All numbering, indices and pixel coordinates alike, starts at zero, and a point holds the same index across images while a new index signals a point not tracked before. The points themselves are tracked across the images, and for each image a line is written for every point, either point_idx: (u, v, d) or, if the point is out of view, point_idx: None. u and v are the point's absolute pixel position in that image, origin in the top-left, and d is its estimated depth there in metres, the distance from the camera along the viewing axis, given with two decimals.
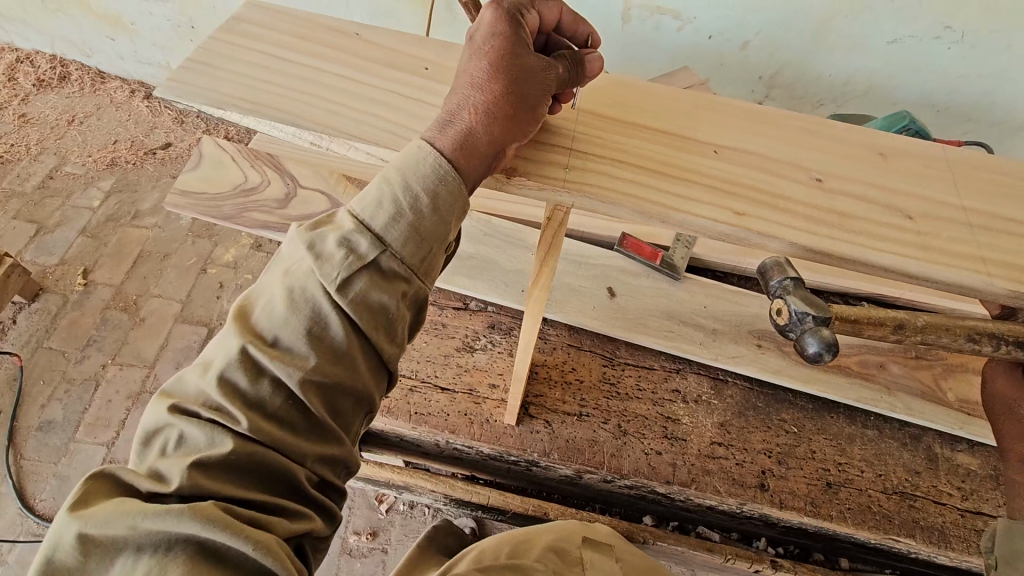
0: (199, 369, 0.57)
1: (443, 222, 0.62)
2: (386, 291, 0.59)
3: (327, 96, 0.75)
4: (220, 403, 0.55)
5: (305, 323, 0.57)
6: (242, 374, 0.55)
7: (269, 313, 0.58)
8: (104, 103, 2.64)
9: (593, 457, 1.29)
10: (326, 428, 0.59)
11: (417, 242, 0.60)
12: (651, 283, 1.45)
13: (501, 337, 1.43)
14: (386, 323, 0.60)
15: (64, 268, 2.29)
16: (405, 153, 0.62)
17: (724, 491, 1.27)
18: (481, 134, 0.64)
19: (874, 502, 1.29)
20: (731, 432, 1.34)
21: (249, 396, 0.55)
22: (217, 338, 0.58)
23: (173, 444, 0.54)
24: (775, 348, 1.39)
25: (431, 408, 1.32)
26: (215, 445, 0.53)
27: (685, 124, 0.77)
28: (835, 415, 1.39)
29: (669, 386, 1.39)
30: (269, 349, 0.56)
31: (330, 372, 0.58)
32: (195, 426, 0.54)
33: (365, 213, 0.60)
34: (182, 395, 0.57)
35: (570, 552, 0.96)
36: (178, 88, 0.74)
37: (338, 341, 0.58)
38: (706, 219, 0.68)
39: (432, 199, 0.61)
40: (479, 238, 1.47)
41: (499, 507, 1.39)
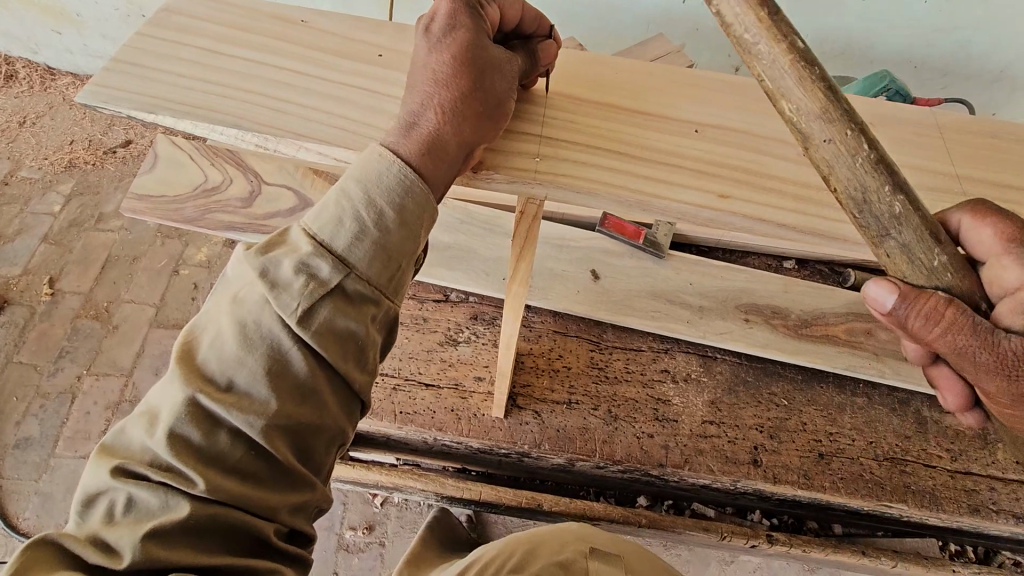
0: (145, 422, 0.54)
1: (408, 238, 0.59)
2: (353, 317, 0.57)
3: (271, 92, 0.69)
4: (169, 464, 0.52)
5: (264, 360, 0.54)
6: (194, 428, 0.52)
7: (220, 352, 0.54)
8: (56, 101, 2.49)
9: (585, 445, 1.27)
10: (293, 472, 0.57)
11: (383, 262, 0.58)
12: (635, 262, 1.41)
13: (484, 327, 1.39)
14: (355, 349, 0.58)
15: (29, 278, 2.20)
16: (363, 165, 0.58)
17: (717, 470, 1.26)
18: (445, 139, 0.61)
19: (866, 469, 1.29)
20: (722, 409, 1.33)
21: (204, 450, 0.52)
22: (161, 385, 0.54)
23: (121, 508, 0.51)
24: (763, 322, 1.37)
25: (417, 406, 1.28)
26: (169, 510, 0.51)
27: (662, 102, 0.72)
28: (825, 385, 1.38)
29: (658, 366, 1.37)
30: (224, 395, 0.53)
31: (296, 411, 0.55)
32: (147, 490, 0.51)
33: (324, 234, 0.57)
34: (127, 451, 0.53)
35: (576, 563, 0.91)
36: (105, 93, 0.68)
37: (302, 377, 0.55)
38: (688, 204, 0.65)
39: (399, 213, 0.58)
40: (455, 226, 1.41)
41: (491, 501, 1.37)
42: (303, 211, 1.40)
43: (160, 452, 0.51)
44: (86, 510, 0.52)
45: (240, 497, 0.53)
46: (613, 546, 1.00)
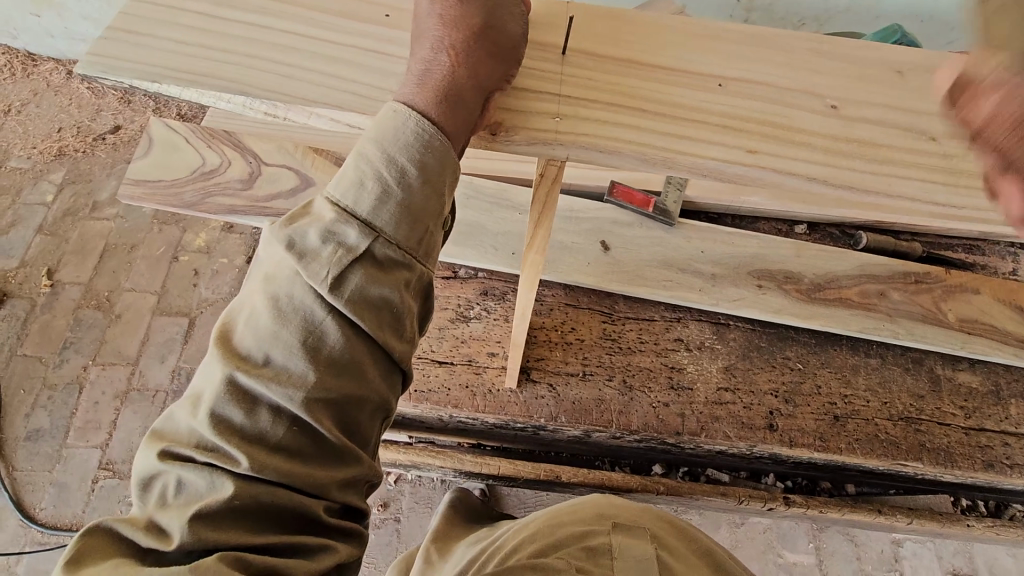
0: (190, 405, 0.53)
1: (434, 197, 0.57)
2: (386, 283, 0.55)
3: (278, 58, 0.66)
4: (214, 444, 0.51)
5: (299, 334, 0.52)
6: (235, 408, 0.51)
7: (253, 329, 0.53)
8: (40, 89, 2.43)
9: (602, 416, 1.27)
10: (339, 448, 0.56)
11: (410, 223, 0.56)
12: (645, 232, 1.40)
13: (495, 303, 1.38)
14: (391, 317, 0.56)
15: (26, 270, 2.17)
16: (379, 124, 0.56)
17: (734, 436, 1.27)
18: (459, 88, 0.59)
19: (881, 430, 1.29)
20: (736, 375, 1.33)
21: (247, 430, 0.52)
22: (202, 368, 0.54)
23: (172, 493, 0.51)
24: (776, 287, 1.36)
25: (431, 384, 1.28)
26: (216, 491, 0.51)
27: (683, 55, 0.69)
28: (838, 348, 1.38)
29: (671, 335, 1.37)
30: (261, 372, 0.52)
31: (336, 384, 0.53)
32: (193, 472, 0.51)
33: (347, 200, 0.55)
34: (176, 436, 0.53)
35: (596, 541, 0.89)
36: (105, 63, 0.65)
37: (339, 349, 0.53)
38: (713, 160, 0.64)
39: (421, 170, 0.56)
40: (461, 200, 1.38)
41: (509, 476, 1.37)
42: (305, 190, 1.37)
43: (206, 432, 0.51)
44: (140, 494, 0.53)
45: (287, 474, 0.53)
46: (637, 518, 0.99)
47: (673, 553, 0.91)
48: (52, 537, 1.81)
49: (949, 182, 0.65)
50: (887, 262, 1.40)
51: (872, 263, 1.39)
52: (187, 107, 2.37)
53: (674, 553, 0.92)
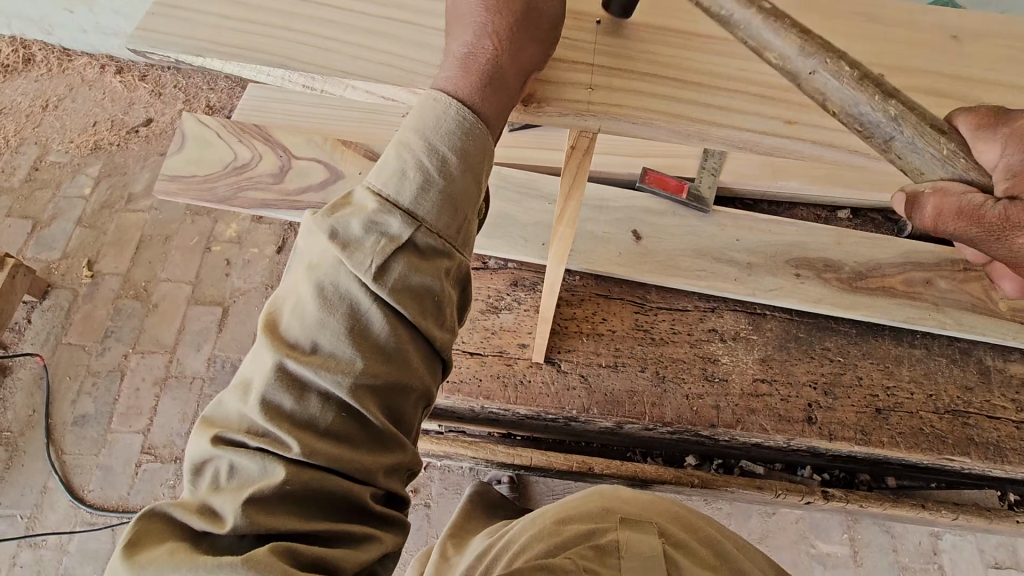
0: (240, 392, 0.54)
1: (473, 184, 0.57)
2: (427, 271, 0.55)
3: (315, 30, 0.66)
4: (265, 430, 0.52)
5: (345, 322, 0.52)
6: (285, 394, 0.52)
7: (299, 318, 0.53)
8: (75, 84, 2.49)
9: (634, 408, 1.25)
10: (384, 435, 0.56)
11: (451, 212, 0.56)
12: (678, 220, 1.37)
13: (525, 294, 1.37)
14: (432, 305, 0.56)
15: (68, 261, 2.24)
16: (419, 113, 0.55)
17: (771, 428, 1.24)
18: (500, 72, 0.57)
19: (926, 423, 1.25)
20: (773, 367, 1.30)
21: (297, 416, 0.52)
22: (251, 355, 0.54)
23: (224, 476, 0.52)
24: (815, 277, 1.33)
25: (463, 375, 1.27)
26: (268, 475, 0.51)
27: (720, 22, 0.66)
28: (880, 338, 1.33)
29: (705, 326, 1.34)
30: (309, 358, 0.52)
31: (382, 371, 0.53)
32: (246, 457, 0.51)
33: (388, 190, 0.54)
34: (226, 420, 0.54)
35: (604, 540, 0.88)
36: (150, 36, 0.65)
37: (384, 337, 0.53)
38: (754, 132, 0.61)
39: (461, 158, 0.55)
40: (491, 189, 1.37)
41: (541, 467, 1.36)
42: (335, 183, 1.37)
43: (257, 417, 0.52)
44: (193, 481, 0.53)
45: (335, 459, 0.53)
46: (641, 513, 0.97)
47: (683, 549, 0.90)
48: (100, 518, 1.88)
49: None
50: (933, 249, 1.36)
51: (916, 250, 1.36)
52: (217, 98, 2.41)
53: (686, 548, 0.90)
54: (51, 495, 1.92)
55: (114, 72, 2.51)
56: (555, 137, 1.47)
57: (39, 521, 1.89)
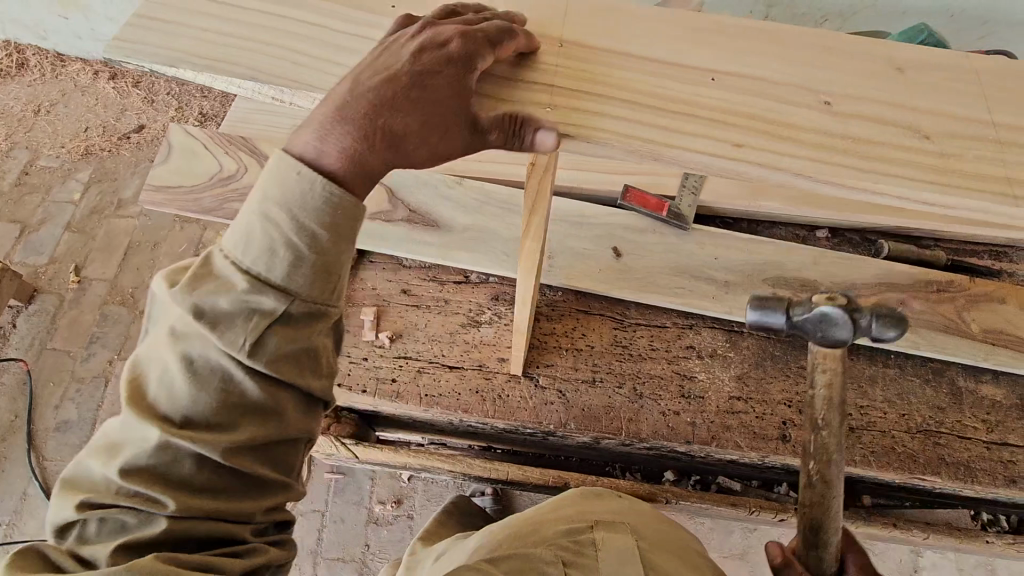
0: (137, 392, 0.59)
1: (342, 253, 0.59)
2: (289, 337, 0.58)
3: (290, 44, 0.68)
4: (155, 437, 0.57)
5: (218, 361, 0.57)
6: (170, 409, 0.57)
7: (179, 347, 0.57)
8: (68, 89, 2.49)
9: (611, 424, 1.26)
10: (253, 453, 0.61)
11: (320, 274, 0.58)
12: (658, 237, 1.39)
13: (506, 308, 1.38)
14: (298, 357, 0.60)
15: (56, 266, 2.24)
16: (287, 184, 0.57)
17: (746, 446, 1.25)
18: (394, 137, 0.60)
19: (898, 442, 1.27)
20: (749, 384, 1.31)
21: (180, 430, 0.57)
22: (147, 362, 0.59)
23: (94, 529, 0.58)
24: (791, 295, 1.35)
25: (441, 389, 1.28)
26: (159, 487, 0.58)
27: (677, 50, 0.69)
28: (855, 357, 1.35)
29: (683, 343, 1.35)
30: (190, 386, 0.57)
31: (246, 410, 0.59)
32: (145, 459, 0.57)
33: (257, 262, 0.57)
34: (100, 448, 0.60)
35: (582, 535, 0.89)
36: (127, 48, 0.67)
37: (252, 384, 0.58)
38: (703, 153, 0.63)
39: (330, 234, 0.58)
40: (473, 204, 1.40)
41: (518, 481, 1.36)
42: None
43: (126, 441, 0.58)
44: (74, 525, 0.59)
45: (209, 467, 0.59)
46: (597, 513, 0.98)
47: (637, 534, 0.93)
48: None
49: (942, 181, 0.62)
50: (908, 271, 1.39)
51: (892, 272, 1.39)
52: (210, 106, 2.41)
53: (641, 535, 0.93)
54: (30, 502, 1.91)
55: (108, 77, 2.51)
56: None
57: (18, 527, 1.88)
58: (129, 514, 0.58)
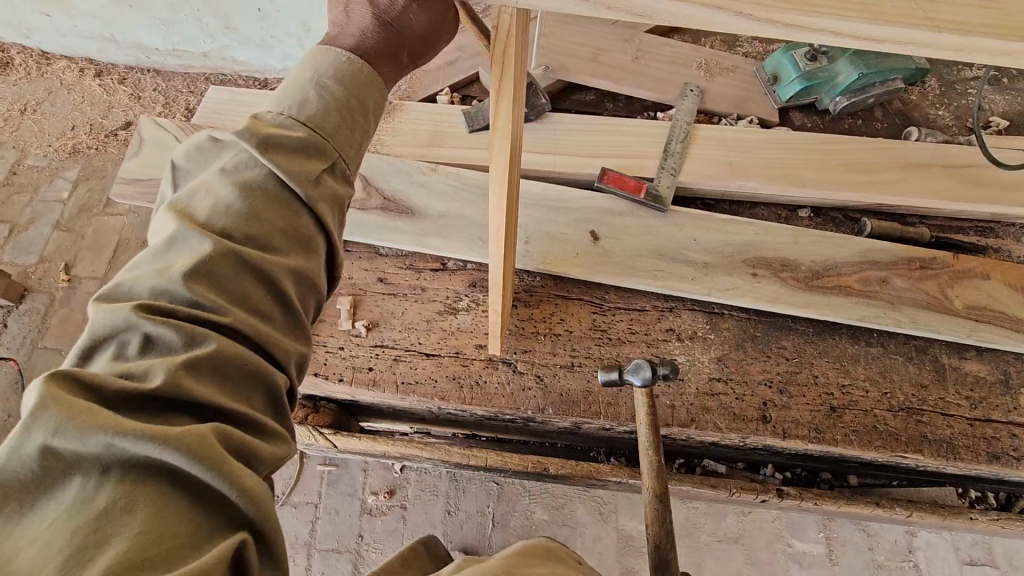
0: (153, 273, 0.53)
1: (363, 117, 0.65)
2: (328, 186, 0.61)
3: None
4: (189, 303, 0.51)
5: (261, 205, 0.56)
6: (209, 269, 0.52)
7: (216, 204, 0.55)
8: (54, 87, 2.43)
9: (589, 408, 1.25)
10: (296, 320, 0.58)
11: (349, 130, 0.64)
12: (636, 219, 1.38)
13: (483, 294, 1.37)
14: (335, 206, 0.62)
15: (45, 266, 2.26)
16: (316, 58, 0.65)
17: (726, 427, 1.24)
18: (391, 35, 0.71)
19: (880, 421, 1.25)
20: (729, 366, 1.30)
21: (224, 291, 0.53)
22: (167, 237, 0.54)
23: (136, 347, 0.49)
24: (771, 275, 1.34)
25: (418, 376, 1.27)
26: (195, 346, 0.50)
27: None
28: (837, 336, 1.34)
29: (663, 325, 1.34)
30: (234, 238, 0.54)
31: (292, 259, 0.57)
32: (169, 327, 0.50)
33: (293, 111, 0.61)
34: (136, 270, 0.54)
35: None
36: None
37: (298, 227, 0.58)
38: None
39: (354, 92, 0.64)
40: (448, 188, 1.38)
41: (498, 468, 1.35)
42: None
43: (166, 247, 0.54)
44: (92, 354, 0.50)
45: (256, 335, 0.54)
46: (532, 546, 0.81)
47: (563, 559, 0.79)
48: None
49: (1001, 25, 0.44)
50: (891, 248, 1.38)
51: (874, 249, 1.38)
52: (195, 101, 2.35)
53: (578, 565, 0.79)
54: None
55: (94, 75, 2.43)
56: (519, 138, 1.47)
57: None
58: (176, 326, 0.50)
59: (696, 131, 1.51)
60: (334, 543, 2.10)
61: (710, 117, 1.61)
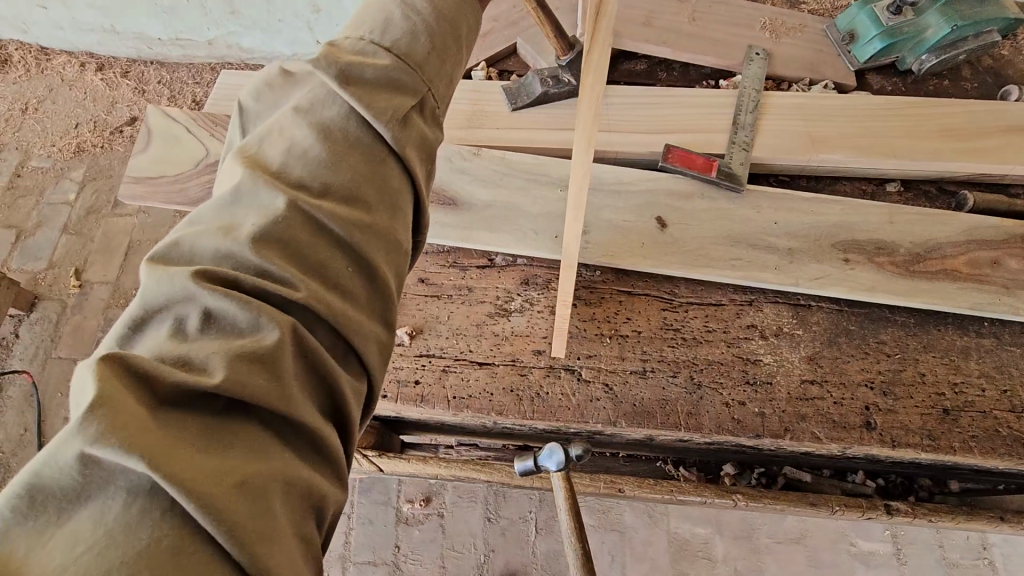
0: (218, 229, 0.45)
1: (451, 42, 0.57)
2: (415, 126, 0.52)
3: None
4: (260, 269, 0.43)
5: (342, 149, 0.48)
6: (283, 227, 0.44)
7: (291, 150, 0.48)
8: (55, 84, 2.27)
9: (667, 419, 1.10)
10: (380, 293, 0.48)
11: (436, 60, 0.56)
12: (707, 201, 1.21)
13: (538, 293, 1.22)
14: (423, 152, 0.54)
15: (55, 271, 2.14)
16: None
17: (825, 437, 1.08)
18: None
19: (1001, 424, 1.09)
20: (822, 366, 1.14)
21: (300, 253, 0.45)
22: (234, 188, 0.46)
23: (197, 324, 0.41)
24: (866, 261, 1.17)
25: (471, 388, 1.13)
26: (263, 334, 0.41)
27: None
28: (943, 328, 1.18)
29: (743, 322, 1.18)
30: (312, 190, 0.47)
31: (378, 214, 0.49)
32: (235, 305, 0.41)
33: (376, 39, 0.53)
34: (195, 226, 0.46)
35: None
36: None
37: (383, 176, 0.50)
38: None
39: (443, 18, 0.56)
40: (493, 173, 1.23)
41: (564, 489, 1.19)
42: None
43: (230, 203, 0.46)
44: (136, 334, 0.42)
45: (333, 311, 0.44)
46: None
47: None
48: None
49: None
50: (1002, 225, 1.20)
51: (981, 226, 1.20)
52: (203, 93, 2.21)
53: None
54: None
55: (95, 70, 2.27)
56: (567, 114, 1.31)
57: None
58: (242, 303, 0.41)
59: (767, 99, 1.34)
60: (370, 554, 1.95)
61: (778, 84, 1.43)
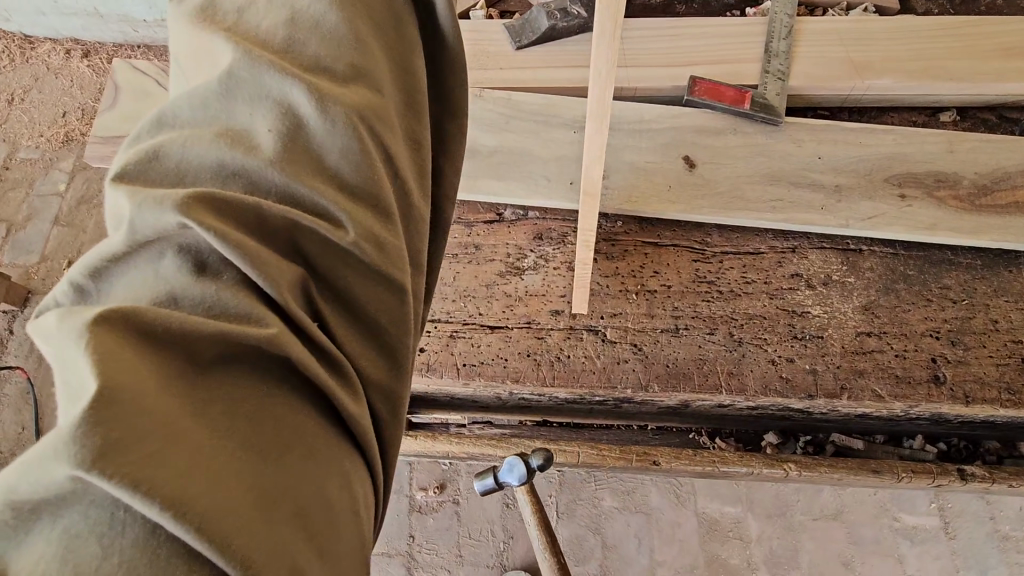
0: (217, 137, 0.35)
1: None
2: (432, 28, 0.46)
3: None
4: (284, 188, 0.35)
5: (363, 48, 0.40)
6: (305, 137, 0.36)
7: (301, 45, 0.39)
8: (41, 74, 2.08)
9: (706, 381, 0.98)
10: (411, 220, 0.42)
11: None
12: (742, 138, 1.07)
13: (553, 249, 1.08)
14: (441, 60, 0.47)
15: (48, 264, 2.03)
16: None
17: (888, 395, 0.96)
18: None
19: None
20: (880, 316, 1.01)
21: (326, 170, 0.37)
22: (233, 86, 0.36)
23: (205, 262, 0.32)
24: (925, 196, 1.03)
25: (483, 356, 1.01)
26: (287, 273, 0.34)
27: None
28: (1015, 269, 1.04)
29: (786, 271, 1.05)
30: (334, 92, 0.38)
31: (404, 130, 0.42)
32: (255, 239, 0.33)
33: None
34: (179, 132, 0.35)
35: None
36: None
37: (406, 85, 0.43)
38: None
39: None
40: (498, 117, 1.10)
41: (590, 464, 1.06)
42: None
43: (223, 91, 0.36)
44: (112, 272, 0.32)
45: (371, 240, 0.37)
46: None
47: None
48: None
49: None
50: None
51: None
52: None
53: None
54: None
55: (82, 56, 2.09)
56: (578, 50, 1.17)
57: None
58: (264, 261, 0.33)
59: (799, 25, 1.18)
60: (380, 545, 1.74)
61: (813, 9, 1.27)
